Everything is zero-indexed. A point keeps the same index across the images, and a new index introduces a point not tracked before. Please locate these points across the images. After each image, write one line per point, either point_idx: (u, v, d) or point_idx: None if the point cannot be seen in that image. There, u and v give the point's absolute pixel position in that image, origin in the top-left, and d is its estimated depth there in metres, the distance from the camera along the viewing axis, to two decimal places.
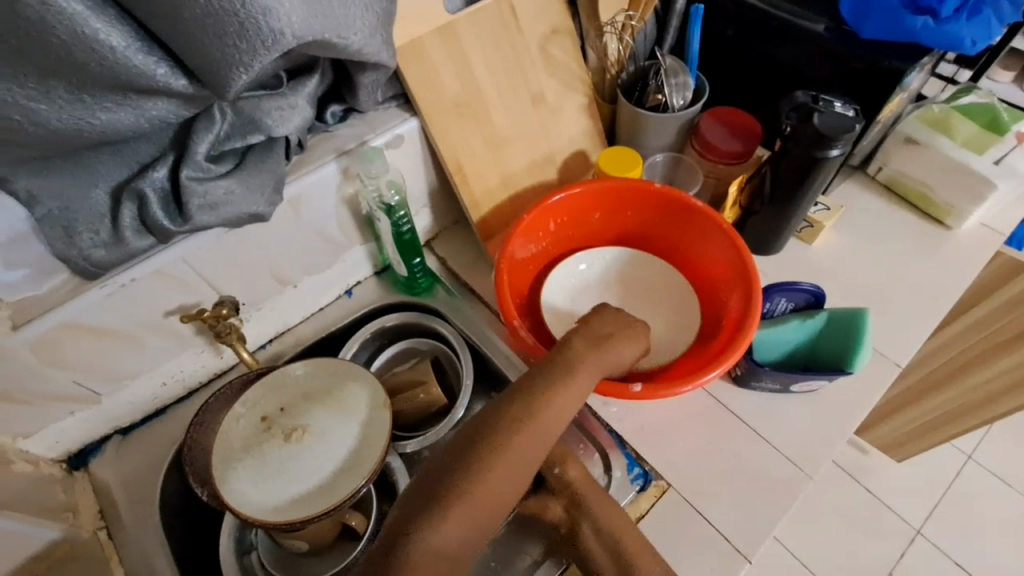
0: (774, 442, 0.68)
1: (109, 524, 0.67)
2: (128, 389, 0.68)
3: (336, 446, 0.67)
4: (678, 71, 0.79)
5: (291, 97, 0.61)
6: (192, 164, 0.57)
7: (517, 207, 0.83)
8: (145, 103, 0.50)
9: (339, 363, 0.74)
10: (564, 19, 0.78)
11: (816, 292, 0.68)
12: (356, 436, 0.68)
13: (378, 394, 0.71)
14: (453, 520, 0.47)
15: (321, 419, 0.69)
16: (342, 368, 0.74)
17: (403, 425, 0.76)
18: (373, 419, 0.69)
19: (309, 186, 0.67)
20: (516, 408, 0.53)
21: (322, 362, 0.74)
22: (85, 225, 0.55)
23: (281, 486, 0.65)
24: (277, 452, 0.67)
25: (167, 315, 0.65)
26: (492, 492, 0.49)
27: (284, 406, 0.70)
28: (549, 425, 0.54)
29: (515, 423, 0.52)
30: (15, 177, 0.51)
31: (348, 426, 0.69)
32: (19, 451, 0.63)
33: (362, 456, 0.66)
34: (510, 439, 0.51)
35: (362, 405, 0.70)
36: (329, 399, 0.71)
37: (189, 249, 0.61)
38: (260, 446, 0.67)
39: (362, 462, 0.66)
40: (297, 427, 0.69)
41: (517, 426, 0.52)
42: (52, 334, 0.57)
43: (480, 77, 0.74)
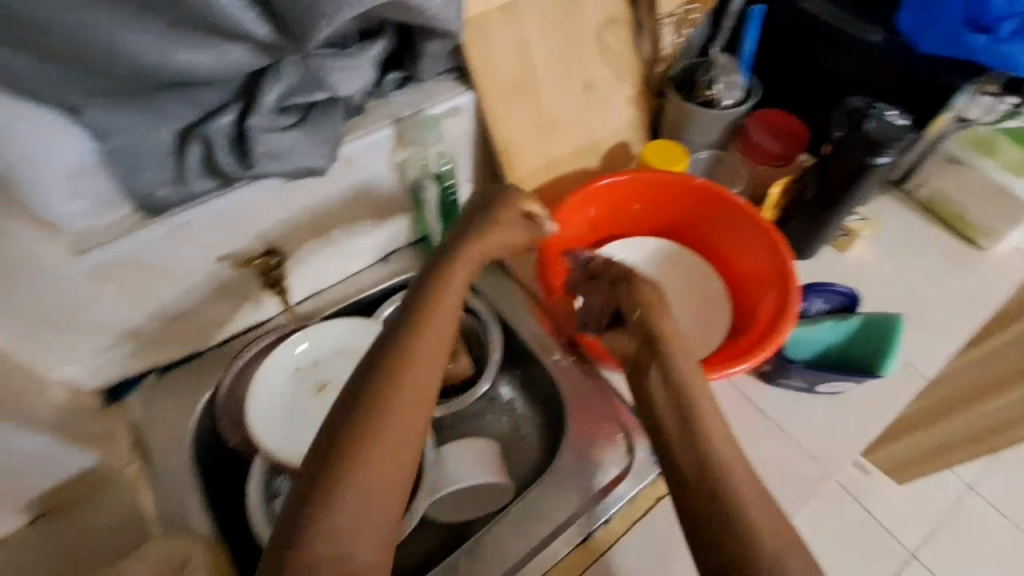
0: (797, 439, 0.70)
1: (143, 458, 0.68)
2: (170, 329, 0.70)
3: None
4: (730, 69, 0.81)
5: (357, 59, 0.62)
6: (259, 113, 0.58)
7: (558, 191, 0.84)
8: (225, 47, 0.52)
9: (370, 326, 0.74)
10: (623, 9, 0.78)
11: (852, 295, 0.72)
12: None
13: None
14: (344, 499, 0.43)
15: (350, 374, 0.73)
16: (371, 330, 0.75)
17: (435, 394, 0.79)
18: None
19: (363, 149, 0.69)
20: (375, 381, 0.49)
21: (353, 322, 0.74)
22: (151, 164, 0.57)
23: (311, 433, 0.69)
24: (310, 402, 0.71)
25: (219, 260, 0.67)
26: (413, 401, 0.49)
27: (317, 359, 0.74)
28: (425, 374, 0.51)
29: (381, 386, 0.49)
30: (86, 108, 0.52)
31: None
32: (62, 378, 0.64)
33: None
34: (384, 403, 0.48)
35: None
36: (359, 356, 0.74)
37: (247, 198, 0.63)
38: (294, 396, 0.71)
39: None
40: (329, 379, 0.73)
41: (380, 394, 0.48)
42: (110, 266, 0.59)
43: (538, 58, 0.75)
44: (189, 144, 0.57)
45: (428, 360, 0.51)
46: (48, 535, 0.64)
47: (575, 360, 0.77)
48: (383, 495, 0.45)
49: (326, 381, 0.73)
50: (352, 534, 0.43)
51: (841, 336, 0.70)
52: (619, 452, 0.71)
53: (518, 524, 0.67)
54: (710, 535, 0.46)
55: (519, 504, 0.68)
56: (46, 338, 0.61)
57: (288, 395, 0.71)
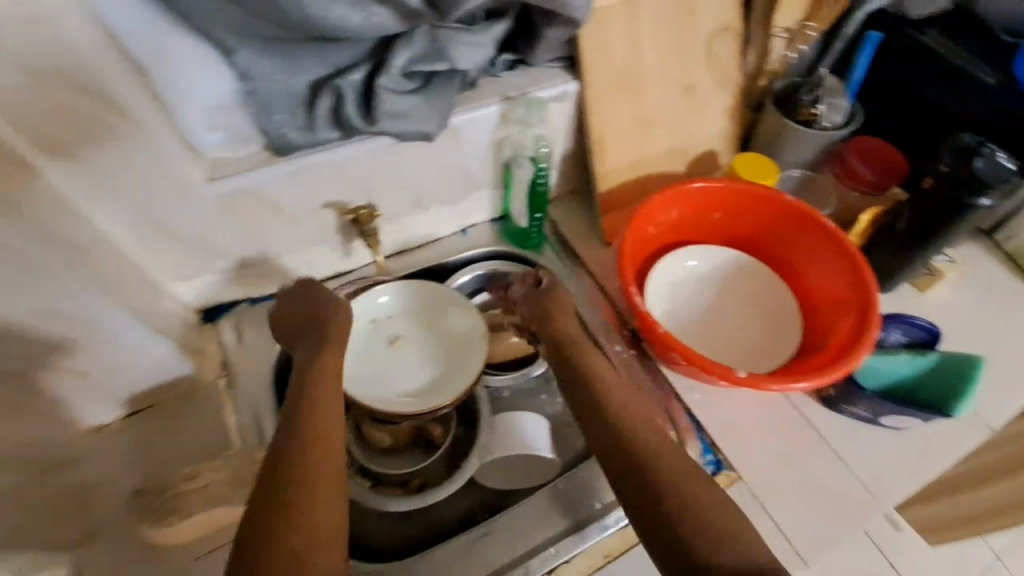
0: (852, 466, 0.70)
1: (228, 376, 0.73)
2: (270, 264, 0.75)
3: (433, 362, 0.77)
4: (836, 92, 0.81)
5: (480, 37, 0.65)
6: (388, 75, 0.62)
7: (643, 190, 0.85)
8: (372, 8, 0.56)
9: (445, 294, 0.78)
10: (737, 19, 0.79)
11: (932, 330, 0.72)
12: (452, 359, 0.77)
13: (476, 334, 0.76)
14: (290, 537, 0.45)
15: (421, 334, 0.78)
16: (446, 298, 0.78)
17: (496, 364, 0.82)
18: (466, 350, 0.76)
19: (471, 121, 0.73)
20: (294, 434, 0.53)
21: (430, 285, 0.78)
22: (285, 108, 0.62)
23: (378, 383, 0.75)
24: (380, 353, 0.77)
25: (323, 207, 0.72)
26: (325, 448, 0.53)
27: (393, 314, 0.79)
28: (328, 423, 0.55)
29: (303, 434, 0.53)
30: (238, 51, 0.56)
31: (446, 350, 0.78)
32: (172, 292, 0.71)
33: (451, 381, 0.74)
34: (305, 452, 0.51)
35: (460, 335, 0.77)
36: (427, 317, 0.79)
37: (360, 151, 0.68)
38: (367, 344, 0.77)
39: (454, 386, 0.73)
40: (400, 335, 0.78)
41: (300, 443, 0.52)
42: (235, 196, 0.65)
43: (645, 57, 0.76)
44: (322, 96, 0.62)
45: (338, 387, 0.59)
46: (140, 430, 0.69)
47: (634, 354, 0.78)
48: (318, 532, 0.47)
49: (396, 336, 0.78)
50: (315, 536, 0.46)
51: (915, 373, 0.70)
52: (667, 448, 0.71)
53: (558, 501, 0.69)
54: (664, 527, 0.50)
55: (561, 483, 0.70)
56: (168, 253, 0.67)
57: (365, 341, 0.77)
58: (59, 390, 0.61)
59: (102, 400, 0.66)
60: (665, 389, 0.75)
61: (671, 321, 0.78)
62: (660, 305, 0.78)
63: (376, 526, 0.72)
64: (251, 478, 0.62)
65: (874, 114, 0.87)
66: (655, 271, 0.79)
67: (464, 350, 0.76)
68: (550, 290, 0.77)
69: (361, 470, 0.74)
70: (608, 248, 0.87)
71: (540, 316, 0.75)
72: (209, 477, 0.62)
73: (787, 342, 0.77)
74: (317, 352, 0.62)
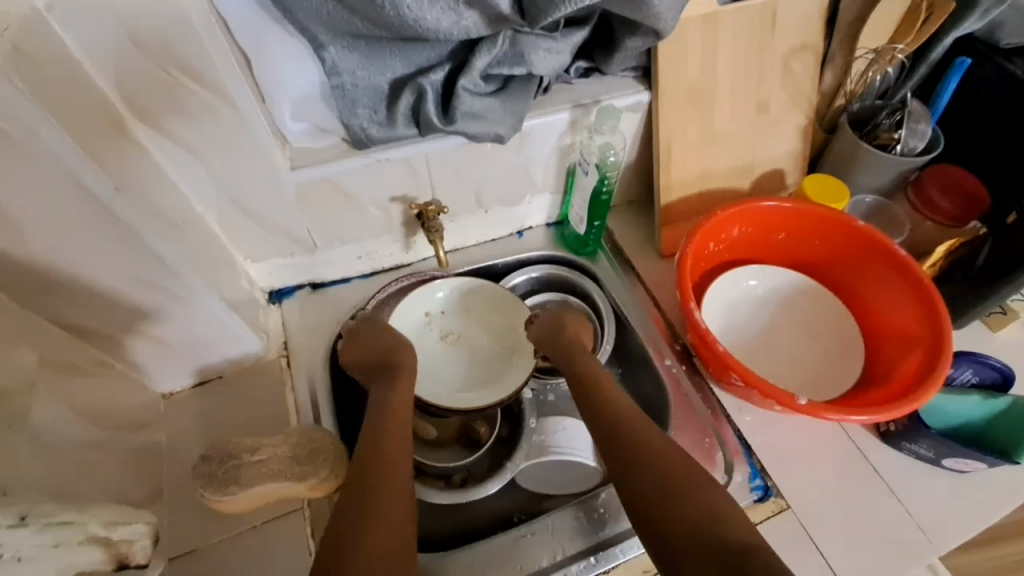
0: (908, 506, 0.67)
1: (289, 355, 0.76)
2: (336, 252, 0.78)
3: (484, 361, 0.80)
4: (920, 117, 0.78)
5: (560, 43, 0.66)
6: (469, 77, 0.64)
7: (705, 205, 0.84)
8: (463, 11, 0.57)
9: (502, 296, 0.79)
10: (818, 37, 0.77)
11: (1006, 372, 0.68)
12: (503, 360, 0.79)
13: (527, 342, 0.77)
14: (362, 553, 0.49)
15: (475, 332, 0.81)
16: (500, 301, 0.79)
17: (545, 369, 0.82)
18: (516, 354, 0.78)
19: (542, 125, 0.73)
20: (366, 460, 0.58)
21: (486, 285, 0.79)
22: (367, 103, 0.64)
23: (430, 376, 0.77)
24: (433, 347, 0.79)
25: (391, 201, 0.74)
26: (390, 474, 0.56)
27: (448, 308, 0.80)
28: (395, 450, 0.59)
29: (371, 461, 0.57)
30: (328, 47, 0.59)
31: (498, 349, 0.80)
32: (244, 271, 0.74)
33: (501, 381, 0.76)
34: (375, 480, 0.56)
35: (512, 338, 0.79)
36: (480, 314, 0.80)
37: (434, 149, 0.70)
38: (422, 337, 0.79)
39: (503, 387, 0.75)
40: (454, 330, 0.80)
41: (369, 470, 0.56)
42: (312, 185, 0.67)
43: (720, 72, 0.76)
44: (403, 93, 0.64)
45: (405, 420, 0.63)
46: (205, 400, 0.71)
47: (684, 369, 0.77)
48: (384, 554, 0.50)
49: (450, 331, 0.80)
50: (386, 548, 0.50)
51: (985, 415, 0.67)
52: (716, 470, 0.69)
53: (600, 513, 0.68)
54: (692, 545, 0.49)
55: (601, 494, 0.69)
56: (245, 233, 0.70)
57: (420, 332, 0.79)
58: (139, 355, 0.65)
59: (176, 369, 0.69)
60: (714, 405, 0.74)
61: (726, 340, 0.77)
62: (715, 324, 0.77)
63: (425, 519, 0.74)
64: (309, 456, 0.63)
65: (956, 143, 0.84)
66: (711, 289, 0.79)
67: (515, 353, 0.78)
68: (560, 317, 0.74)
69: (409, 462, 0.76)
70: (664, 261, 0.86)
71: (553, 339, 0.72)
72: (271, 449, 0.63)
73: (846, 373, 0.75)
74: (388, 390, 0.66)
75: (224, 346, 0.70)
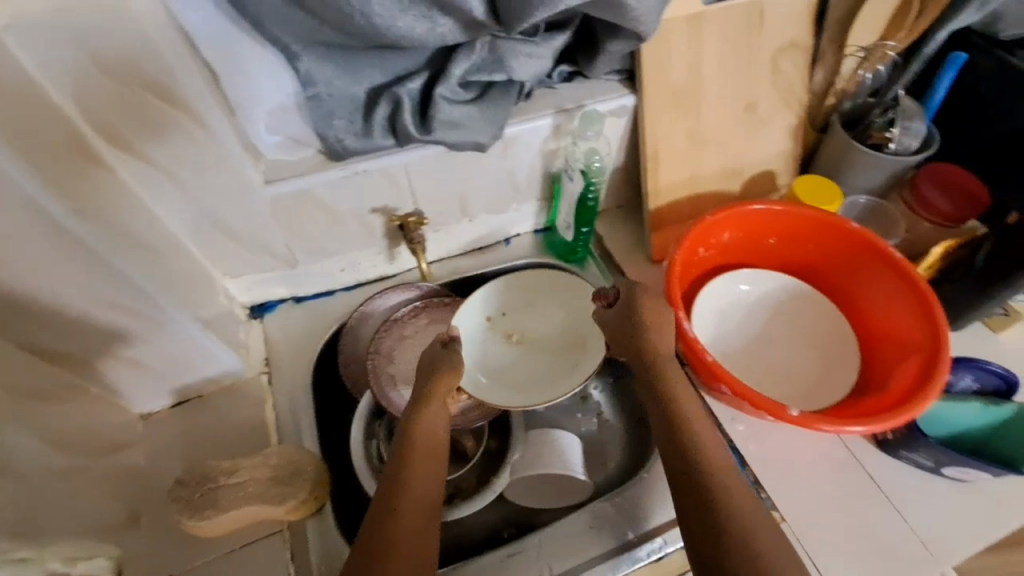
0: (907, 517, 0.65)
1: (270, 370, 0.76)
2: (318, 264, 0.77)
3: (553, 359, 0.76)
4: (914, 114, 0.76)
5: (541, 47, 0.64)
6: (447, 84, 0.62)
7: (694, 209, 0.82)
8: (438, 18, 0.55)
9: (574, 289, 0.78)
10: (807, 35, 0.76)
11: (1010, 379, 0.66)
12: (571, 354, 0.76)
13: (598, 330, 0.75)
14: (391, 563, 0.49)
15: (542, 330, 0.78)
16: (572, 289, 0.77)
17: None
18: (584, 348, 0.75)
19: (524, 131, 0.72)
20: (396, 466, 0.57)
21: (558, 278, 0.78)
22: (343, 113, 0.63)
23: (498, 378, 0.74)
24: (500, 347, 0.76)
25: (372, 212, 0.73)
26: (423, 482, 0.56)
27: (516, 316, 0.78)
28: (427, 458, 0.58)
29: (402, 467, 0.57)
30: (303, 56, 0.57)
31: (563, 343, 0.77)
32: (223, 287, 0.73)
33: (573, 373, 0.73)
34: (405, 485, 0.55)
35: (580, 333, 0.77)
36: (544, 307, 0.79)
37: (413, 158, 0.68)
38: (487, 340, 0.76)
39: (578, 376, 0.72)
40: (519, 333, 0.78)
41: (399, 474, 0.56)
42: (287, 198, 0.66)
43: (707, 73, 0.74)
44: (379, 103, 0.62)
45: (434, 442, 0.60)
46: (184, 420, 0.70)
47: None
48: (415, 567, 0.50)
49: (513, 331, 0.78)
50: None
51: (986, 423, 0.65)
52: None
53: (595, 525, 0.66)
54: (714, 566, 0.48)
55: (599, 505, 0.67)
56: (221, 249, 0.69)
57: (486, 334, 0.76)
58: (115, 377, 0.64)
59: (154, 389, 0.68)
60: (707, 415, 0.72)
61: (717, 347, 0.75)
62: (708, 331, 0.75)
63: None
64: (290, 477, 0.62)
65: (951, 139, 0.81)
66: (701, 296, 0.77)
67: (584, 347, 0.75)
68: (630, 299, 0.67)
69: None
70: (654, 266, 0.84)
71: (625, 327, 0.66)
72: (250, 472, 0.62)
73: (842, 380, 0.73)
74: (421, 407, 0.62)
75: (201, 364, 0.69)
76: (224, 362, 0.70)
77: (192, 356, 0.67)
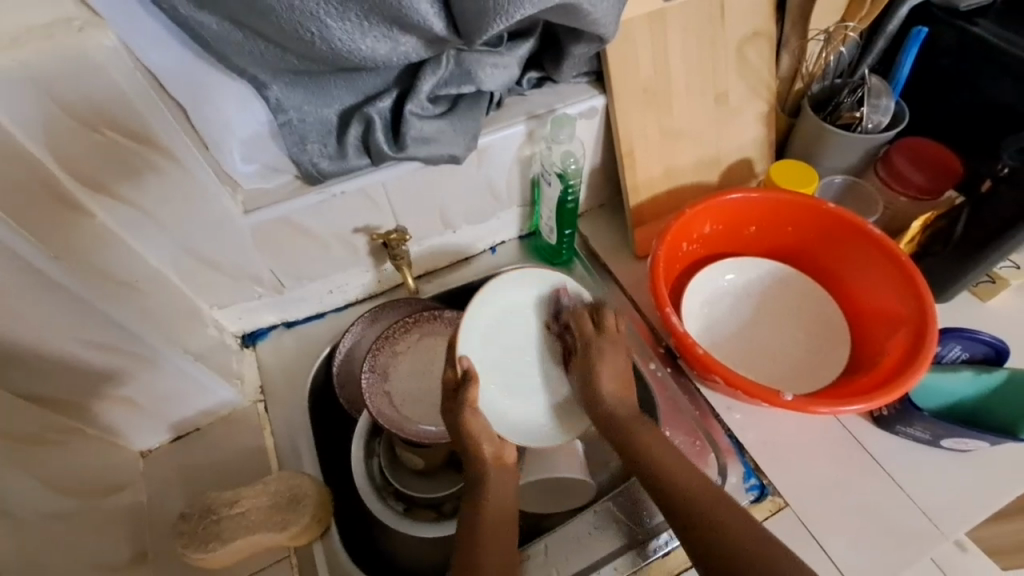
0: (910, 491, 0.65)
1: (265, 399, 0.76)
2: (305, 289, 0.78)
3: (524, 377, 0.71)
4: (881, 92, 0.77)
5: (506, 57, 0.65)
6: (415, 101, 0.63)
7: (675, 202, 0.82)
8: (399, 38, 0.56)
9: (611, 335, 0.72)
10: (768, 22, 0.77)
11: (998, 346, 0.66)
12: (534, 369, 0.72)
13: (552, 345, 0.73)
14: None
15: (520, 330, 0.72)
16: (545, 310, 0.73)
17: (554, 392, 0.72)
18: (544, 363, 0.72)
19: (497, 140, 0.72)
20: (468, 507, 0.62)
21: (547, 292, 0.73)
22: (316, 138, 0.63)
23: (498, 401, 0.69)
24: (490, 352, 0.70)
25: (354, 232, 0.74)
26: (500, 526, 0.60)
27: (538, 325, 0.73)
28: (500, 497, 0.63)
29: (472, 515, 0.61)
30: (272, 85, 0.58)
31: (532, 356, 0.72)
32: (211, 318, 0.74)
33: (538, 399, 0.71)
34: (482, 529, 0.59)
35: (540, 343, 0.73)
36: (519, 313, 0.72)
37: (390, 176, 0.69)
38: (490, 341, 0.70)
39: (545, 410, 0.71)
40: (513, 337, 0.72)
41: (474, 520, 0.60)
42: (266, 227, 0.67)
43: (674, 66, 0.74)
44: (351, 125, 0.63)
45: (506, 515, 0.62)
46: (182, 455, 0.71)
47: (670, 372, 0.75)
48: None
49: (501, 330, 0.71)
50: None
51: (978, 391, 0.65)
52: (709, 470, 0.67)
53: (590, 531, 0.66)
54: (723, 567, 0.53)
55: (613, 503, 0.67)
56: (207, 281, 0.70)
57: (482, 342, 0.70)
58: (111, 417, 0.64)
59: (151, 425, 0.69)
60: (704, 407, 0.72)
61: (708, 337, 0.75)
62: (698, 321, 0.76)
63: (409, 547, 0.72)
64: (291, 503, 0.63)
65: (923, 113, 0.82)
66: (687, 289, 0.77)
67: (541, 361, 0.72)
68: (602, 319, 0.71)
69: (396, 494, 0.75)
70: (639, 263, 0.84)
71: (584, 386, 0.69)
72: (249, 500, 0.62)
73: (834, 361, 0.74)
74: (479, 493, 0.63)
75: (196, 397, 0.70)
76: (219, 392, 0.71)
77: (186, 389, 0.68)
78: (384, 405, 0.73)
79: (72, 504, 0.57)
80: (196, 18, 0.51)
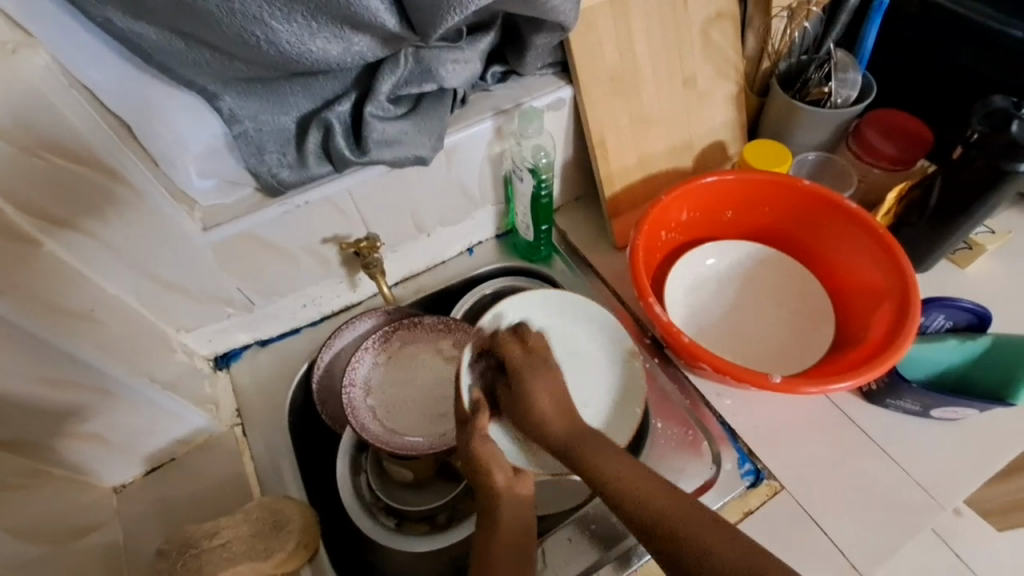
0: (905, 465, 0.65)
1: (243, 423, 0.73)
2: (276, 305, 0.75)
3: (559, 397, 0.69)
4: (847, 65, 0.76)
5: (466, 52, 0.63)
6: (376, 102, 0.60)
7: (650, 190, 0.81)
8: (352, 37, 0.54)
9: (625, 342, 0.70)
10: (730, 2, 0.76)
11: (980, 312, 0.66)
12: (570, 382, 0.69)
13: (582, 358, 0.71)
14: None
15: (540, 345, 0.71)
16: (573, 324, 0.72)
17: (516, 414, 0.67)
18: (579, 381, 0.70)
19: (464, 139, 0.70)
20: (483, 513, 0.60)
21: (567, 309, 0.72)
22: (275, 147, 0.60)
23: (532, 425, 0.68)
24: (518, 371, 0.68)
25: (323, 243, 0.72)
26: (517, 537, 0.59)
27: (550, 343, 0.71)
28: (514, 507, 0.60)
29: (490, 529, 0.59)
30: (223, 96, 0.56)
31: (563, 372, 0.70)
32: (180, 342, 0.71)
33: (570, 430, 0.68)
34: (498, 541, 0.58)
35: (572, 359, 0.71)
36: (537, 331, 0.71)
37: (355, 182, 0.67)
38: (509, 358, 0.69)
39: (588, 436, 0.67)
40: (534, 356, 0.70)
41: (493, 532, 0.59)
42: (230, 242, 0.64)
43: (640, 52, 0.73)
44: (310, 131, 0.60)
45: (521, 519, 0.59)
46: (158, 487, 0.68)
47: (657, 362, 0.74)
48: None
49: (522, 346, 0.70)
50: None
51: (962, 359, 0.65)
52: (703, 459, 0.67)
53: (588, 532, 0.64)
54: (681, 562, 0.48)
55: (590, 509, 0.66)
56: (171, 305, 0.67)
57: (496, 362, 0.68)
58: (76, 455, 0.61)
59: (123, 460, 0.66)
60: (692, 394, 0.71)
61: (693, 325, 0.74)
62: (682, 308, 0.75)
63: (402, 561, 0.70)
64: (275, 530, 0.60)
65: (890, 85, 0.82)
66: (669, 277, 0.76)
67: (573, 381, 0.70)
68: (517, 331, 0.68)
69: (387, 509, 0.73)
70: (619, 254, 0.83)
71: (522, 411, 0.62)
72: (230, 532, 0.59)
73: (818, 339, 0.73)
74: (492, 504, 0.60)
75: (168, 427, 0.67)
76: (192, 419, 0.68)
77: (155, 419, 0.65)
78: (375, 421, 0.71)
79: (42, 552, 0.52)
80: (134, 29, 0.49)
